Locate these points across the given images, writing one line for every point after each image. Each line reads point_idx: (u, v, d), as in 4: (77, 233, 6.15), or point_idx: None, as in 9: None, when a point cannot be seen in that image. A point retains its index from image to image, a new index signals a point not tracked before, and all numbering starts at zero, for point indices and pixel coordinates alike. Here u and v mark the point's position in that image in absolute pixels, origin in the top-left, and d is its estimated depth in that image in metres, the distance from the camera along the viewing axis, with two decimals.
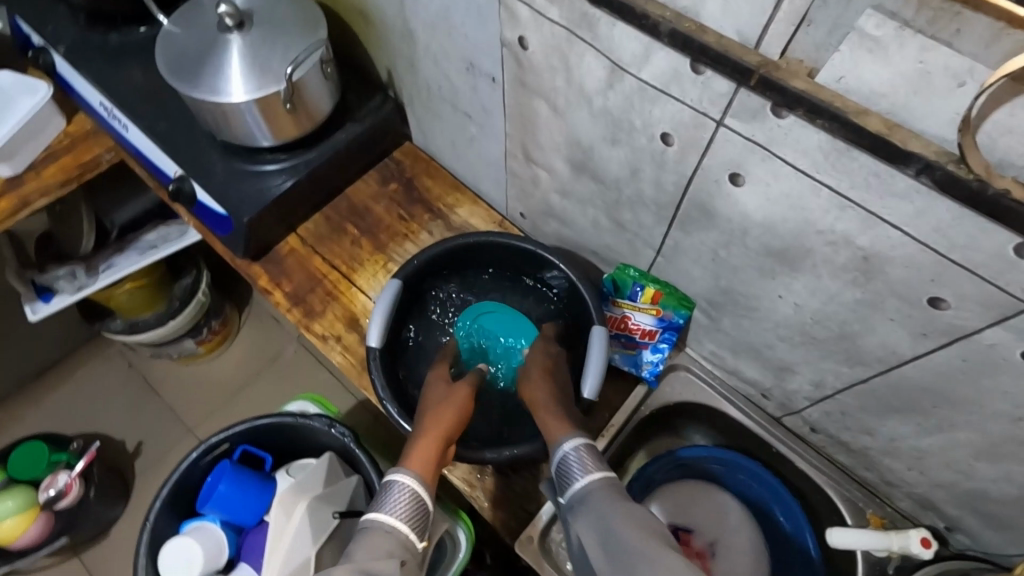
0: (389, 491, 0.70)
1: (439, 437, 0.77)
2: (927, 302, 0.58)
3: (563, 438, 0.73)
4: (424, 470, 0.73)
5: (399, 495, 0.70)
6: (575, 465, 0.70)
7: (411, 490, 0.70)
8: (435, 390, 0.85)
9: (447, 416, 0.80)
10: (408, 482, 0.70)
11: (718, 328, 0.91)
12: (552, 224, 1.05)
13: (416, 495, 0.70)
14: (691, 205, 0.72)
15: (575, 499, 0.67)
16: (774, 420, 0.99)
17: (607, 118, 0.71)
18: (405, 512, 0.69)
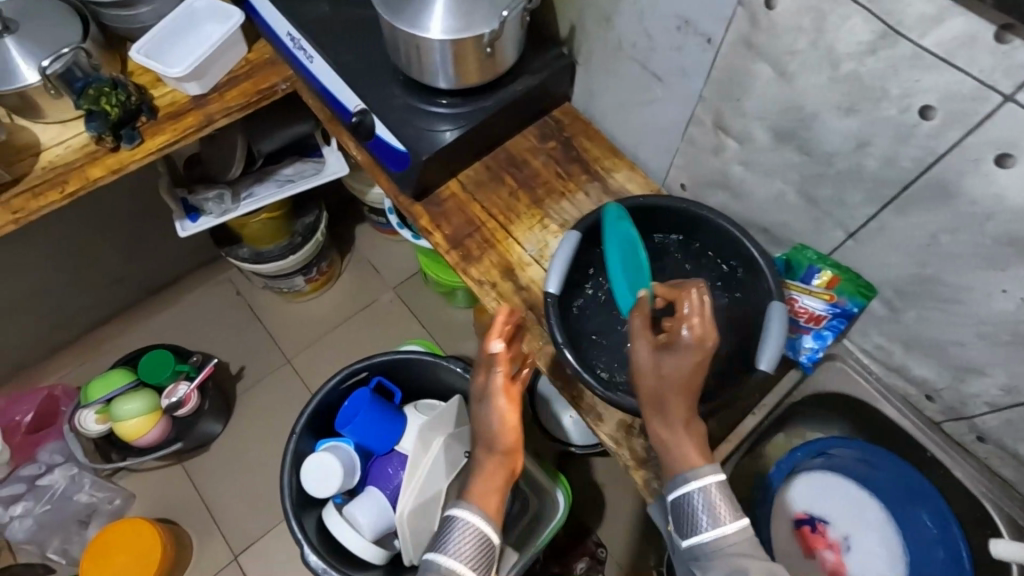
0: (457, 522, 0.78)
1: (503, 467, 0.84)
2: None
3: (688, 472, 0.72)
4: (489, 504, 0.80)
5: (459, 532, 0.77)
6: (703, 513, 0.70)
7: (475, 529, 0.77)
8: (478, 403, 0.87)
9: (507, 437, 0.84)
10: (471, 521, 0.77)
11: (897, 320, 0.89)
12: (720, 197, 1.03)
13: (478, 535, 0.77)
14: (927, 184, 0.71)
15: (703, 549, 0.70)
16: (931, 425, 0.96)
17: (853, 85, 0.70)
18: (462, 551, 0.76)
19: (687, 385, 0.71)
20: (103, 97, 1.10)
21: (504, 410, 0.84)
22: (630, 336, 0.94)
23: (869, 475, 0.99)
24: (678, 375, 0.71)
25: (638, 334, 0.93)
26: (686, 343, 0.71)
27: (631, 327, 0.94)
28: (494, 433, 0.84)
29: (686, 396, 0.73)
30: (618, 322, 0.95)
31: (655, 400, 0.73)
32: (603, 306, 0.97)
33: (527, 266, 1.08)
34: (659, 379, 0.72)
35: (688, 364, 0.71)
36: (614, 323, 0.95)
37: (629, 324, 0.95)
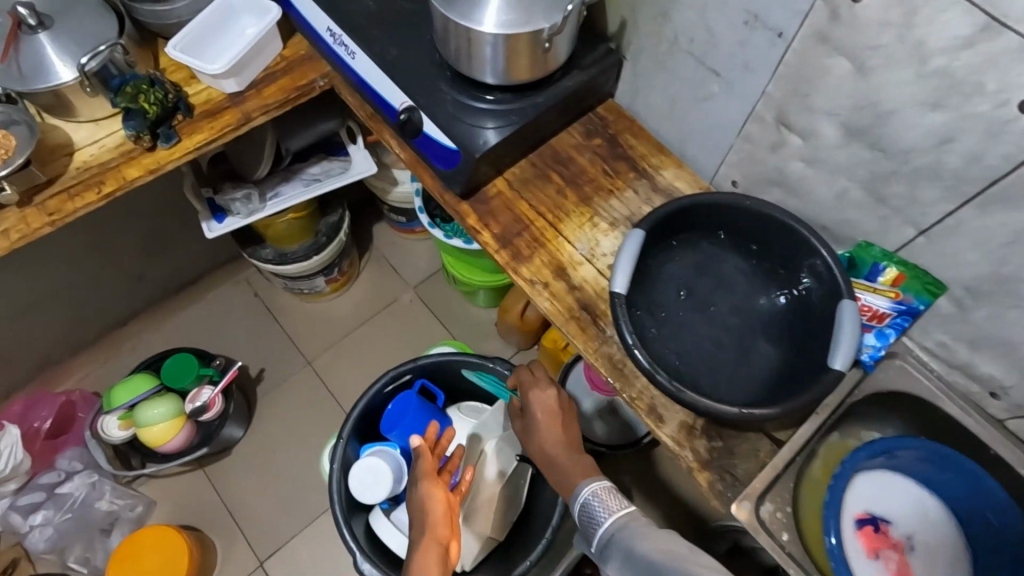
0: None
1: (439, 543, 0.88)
2: None
3: (579, 486, 0.89)
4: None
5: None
6: (598, 508, 0.86)
7: None
8: (424, 500, 0.93)
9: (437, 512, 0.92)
10: None
11: (966, 318, 0.88)
12: (775, 195, 1.02)
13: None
14: (1016, 178, 0.71)
15: (606, 537, 0.82)
16: (992, 421, 0.96)
17: (943, 80, 0.70)
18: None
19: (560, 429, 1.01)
20: (140, 95, 1.07)
21: (432, 489, 0.94)
22: (697, 337, 0.92)
23: (931, 480, 0.98)
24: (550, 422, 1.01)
25: (704, 335, 0.92)
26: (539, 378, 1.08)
27: (698, 327, 0.92)
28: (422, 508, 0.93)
29: (550, 433, 1.01)
30: (685, 322, 0.93)
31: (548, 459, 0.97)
32: (669, 305, 0.94)
33: (579, 266, 1.06)
34: (539, 440, 1.00)
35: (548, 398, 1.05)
36: (681, 323, 0.93)
37: (696, 324, 0.93)
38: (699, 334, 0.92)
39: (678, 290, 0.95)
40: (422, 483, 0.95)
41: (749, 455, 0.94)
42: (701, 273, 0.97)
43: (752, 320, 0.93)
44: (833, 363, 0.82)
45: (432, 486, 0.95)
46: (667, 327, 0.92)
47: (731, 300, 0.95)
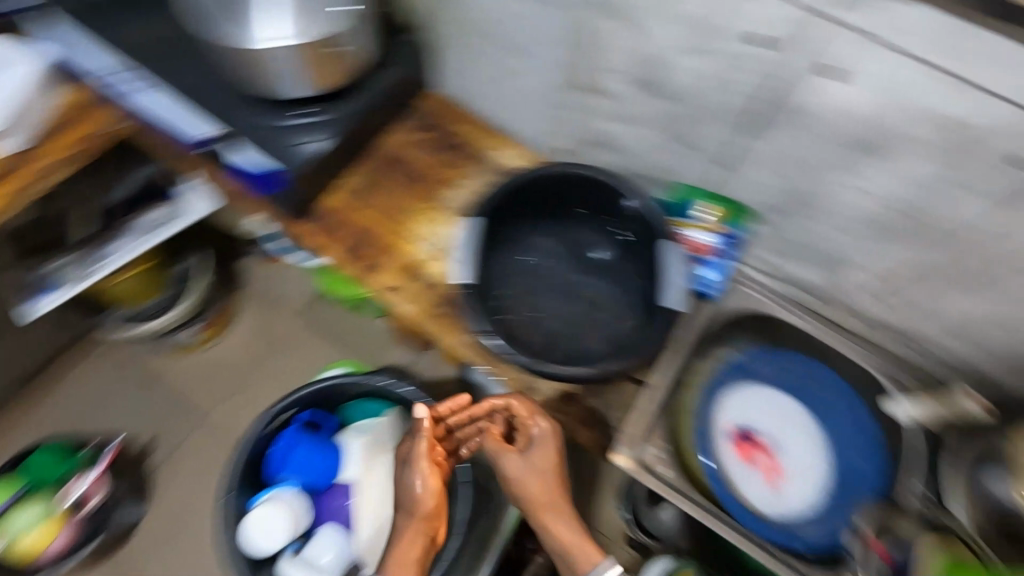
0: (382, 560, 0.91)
1: (423, 544, 0.90)
2: (1013, 167, 0.65)
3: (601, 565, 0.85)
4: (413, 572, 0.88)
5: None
6: None
7: None
8: (511, 462, 0.91)
9: (427, 512, 0.91)
10: None
11: (776, 234, 0.97)
12: (601, 155, 1.06)
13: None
14: (775, 106, 0.77)
15: None
16: (822, 319, 1.07)
17: (693, 27, 0.74)
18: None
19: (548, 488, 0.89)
20: None
21: (425, 479, 0.91)
22: (551, 309, 0.95)
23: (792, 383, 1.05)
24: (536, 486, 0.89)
25: (558, 306, 0.95)
26: (538, 437, 0.91)
27: (552, 300, 0.96)
28: (417, 502, 0.92)
29: (537, 481, 0.90)
30: (538, 296, 0.95)
31: (539, 504, 0.89)
32: (521, 283, 0.96)
33: (432, 262, 1.05)
34: (529, 477, 0.90)
35: (530, 462, 0.91)
36: (534, 298, 0.95)
37: (550, 297, 0.96)
38: (553, 306, 0.95)
39: (528, 268, 0.97)
40: (503, 456, 0.92)
41: (622, 404, 1.01)
42: (547, 247, 1.00)
43: (600, 283, 0.98)
44: (669, 304, 0.89)
45: (529, 454, 0.91)
46: (522, 305, 0.94)
47: (577, 267, 0.98)
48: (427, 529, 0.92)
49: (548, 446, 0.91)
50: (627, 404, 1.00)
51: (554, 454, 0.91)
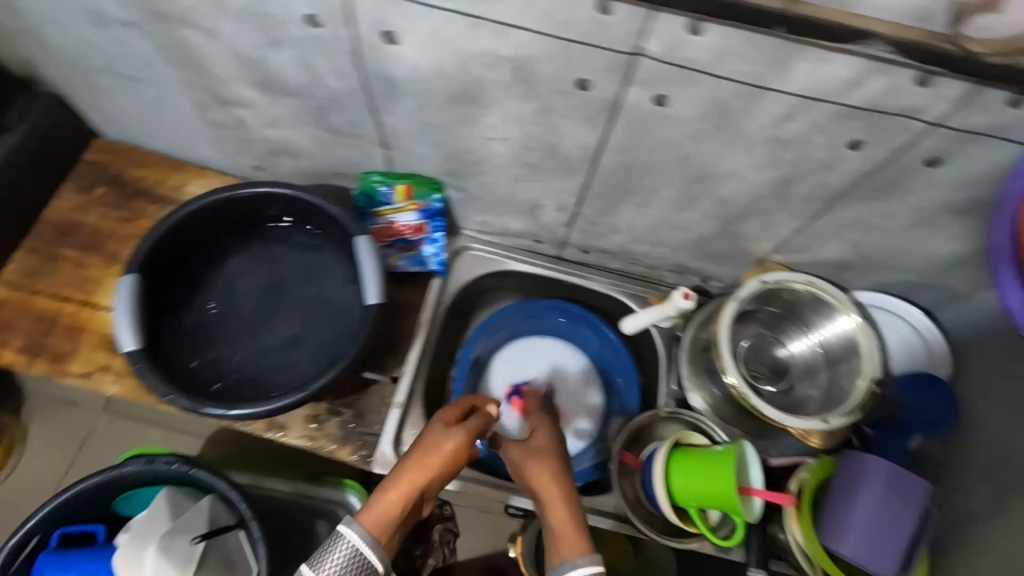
0: (321, 559, 0.60)
1: (414, 491, 0.64)
2: (578, 87, 0.66)
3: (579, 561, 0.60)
4: (381, 529, 0.62)
5: (340, 558, 0.60)
6: None
7: (356, 551, 0.60)
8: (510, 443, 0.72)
9: (430, 478, 0.65)
10: (354, 540, 0.60)
11: (470, 195, 0.97)
12: (285, 162, 1.00)
13: (368, 556, 0.60)
14: (375, 82, 0.73)
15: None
16: (556, 259, 1.10)
17: (253, 20, 0.68)
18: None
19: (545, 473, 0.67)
20: None
21: (456, 436, 0.66)
22: (261, 343, 0.86)
23: (553, 327, 1.12)
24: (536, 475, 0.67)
25: (269, 337, 0.87)
26: (536, 444, 0.71)
27: (260, 333, 0.87)
28: (424, 469, 0.65)
29: (546, 462, 0.68)
30: (245, 334, 0.87)
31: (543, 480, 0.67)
32: (223, 325, 0.87)
33: None
34: (538, 454, 0.69)
35: (546, 441, 0.72)
36: (240, 338, 0.86)
37: (259, 330, 0.87)
38: (264, 339, 0.86)
39: (230, 305, 0.88)
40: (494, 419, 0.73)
41: (379, 407, 0.97)
42: (247, 276, 0.90)
43: (312, 296, 0.89)
44: (369, 300, 0.85)
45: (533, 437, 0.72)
46: (229, 350, 0.85)
47: (285, 287, 0.90)
48: (413, 489, 0.64)
49: (547, 431, 0.74)
50: (385, 405, 0.97)
51: (557, 440, 0.73)
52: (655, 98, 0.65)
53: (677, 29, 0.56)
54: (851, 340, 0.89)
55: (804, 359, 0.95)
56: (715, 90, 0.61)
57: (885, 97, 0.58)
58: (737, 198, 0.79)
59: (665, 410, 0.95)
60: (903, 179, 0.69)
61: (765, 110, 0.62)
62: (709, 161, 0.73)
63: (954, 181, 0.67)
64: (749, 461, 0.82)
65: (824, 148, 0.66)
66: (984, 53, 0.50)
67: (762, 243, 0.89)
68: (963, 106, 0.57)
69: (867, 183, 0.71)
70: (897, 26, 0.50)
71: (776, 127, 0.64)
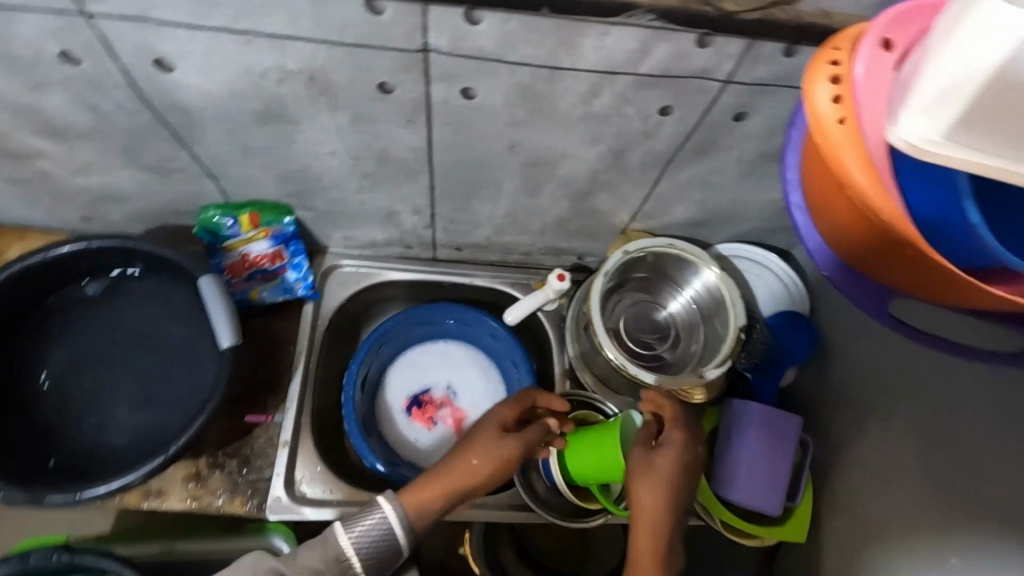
0: (353, 519, 0.70)
1: (460, 486, 0.75)
2: (380, 91, 0.63)
3: None
4: (419, 514, 0.71)
5: (371, 523, 0.70)
6: None
7: (385, 522, 0.70)
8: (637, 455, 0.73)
9: (472, 478, 0.75)
10: (392, 511, 0.70)
11: (323, 212, 0.92)
12: (113, 209, 0.91)
13: (396, 530, 0.70)
14: (169, 113, 0.68)
15: None
16: (433, 261, 1.07)
17: (4, 64, 0.61)
18: (369, 540, 0.69)
19: (657, 518, 0.70)
20: None
21: (511, 440, 0.77)
22: (115, 410, 0.81)
23: (441, 329, 1.09)
24: (647, 505, 0.70)
25: (124, 401, 0.81)
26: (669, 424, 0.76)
27: (114, 399, 0.81)
28: (466, 470, 0.75)
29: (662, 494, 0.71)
30: (96, 405, 0.81)
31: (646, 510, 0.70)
32: (69, 401, 0.81)
33: None
34: (653, 466, 0.72)
35: (669, 466, 0.72)
36: (92, 411, 0.81)
37: (110, 397, 0.81)
38: (118, 405, 0.81)
39: (71, 378, 0.82)
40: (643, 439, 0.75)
41: (265, 449, 0.91)
42: (85, 342, 0.84)
43: (164, 347, 0.84)
44: (222, 343, 0.79)
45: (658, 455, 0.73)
46: (82, 427, 0.80)
47: (131, 344, 0.84)
48: (455, 485, 0.74)
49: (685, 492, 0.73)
50: (273, 445, 0.91)
51: (683, 466, 0.73)
52: (462, 91, 0.63)
53: (454, 20, 0.54)
54: (716, 294, 0.91)
55: (682, 316, 0.98)
56: (514, 76, 0.60)
57: (673, 62, 0.58)
58: (578, 176, 0.79)
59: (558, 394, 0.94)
60: (719, 136, 0.71)
61: (569, 88, 0.62)
62: (538, 145, 0.72)
63: (764, 131, 0.70)
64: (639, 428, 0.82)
65: (638, 118, 0.67)
66: (735, 9, 0.53)
67: (619, 214, 0.90)
68: (745, 61, 0.59)
69: (689, 145, 0.73)
70: None
71: (586, 104, 0.64)
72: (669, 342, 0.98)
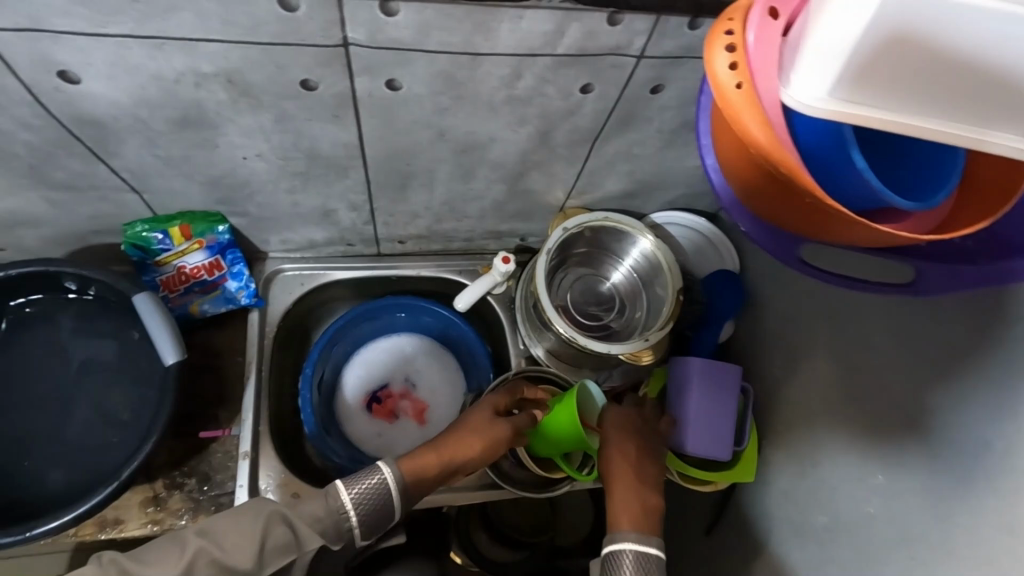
0: (355, 479, 0.71)
1: (449, 457, 0.79)
2: (302, 89, 0.62)
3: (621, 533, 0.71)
4: (413, 474, 0.75)
5: (371, 482, 0.72)
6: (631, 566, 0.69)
7: (384, 481, 0.72)
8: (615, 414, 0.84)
9: (466, 454, 0.80)
10: (392, 470, 0.73)
11: (256, 217, 0.90)
12: (25, 234, 0.86)
13: (392, 492, 0.72)
14: (78, 128, 0.64)
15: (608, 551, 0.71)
16: (376, 257, 1.06)
17: None
18: (366, 498, 0.70)
19: (637, 476, 0.78)
20: None
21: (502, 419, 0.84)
22: (54, 440, 0.78)
23: (393, 323, 1.10)
24: (620, 458, 0.78)
25: (63, 431, 0.78)
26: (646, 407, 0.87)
27: (51, 429, 0.78)
28: (461, 447, 0.81)
29: (625, 456, 0.79)
30: (32, 438, 0.77)
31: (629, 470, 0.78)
32: (1, 436, 0.77)
33: None
34: (628, 432, 0.81)
35: (637, 427, 0.83)
36: (28, 444, 0.77)
37: (47, 428, 0.78)
38: (57, 436, 0.78)
39: (2, 413, 0.78)
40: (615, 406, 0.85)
41: (225, 464, 0.90)
42: (14, 373, 0.80)
43: (100, 370, 0.81)
44: (166, 360, 0.77)
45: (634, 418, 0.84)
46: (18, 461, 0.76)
47: (65, 371, 0.81)
48: (450, 460, 0.79)
49: (651, 443, 0.82)
50: (231, 457, 0.90)
51: (641, 426, 0.83)
52: (385, 83, 0.63)
53: (369, 12, 0.54)
54: (653, 261, 0.96)
55: (625, 285, 1.02)
56: (436, 65, 0.61)
57: (589, 41, 0.61)
58: (511, 159, 0.81)
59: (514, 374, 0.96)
60: (640, 109, 0.74)
61: (491, 73, 0.63)
62: (469, 131, 0.73)
63: (681, 101, 0.74)
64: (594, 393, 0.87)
65: (561, 98, 0.69)
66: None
67: (554, 193, 0.93)
68: (654, 36, 0.62)
69: (613, 120, 0.76)
70: None
71: (509, 88, 0.66)
72: (615, 311, 1.02)
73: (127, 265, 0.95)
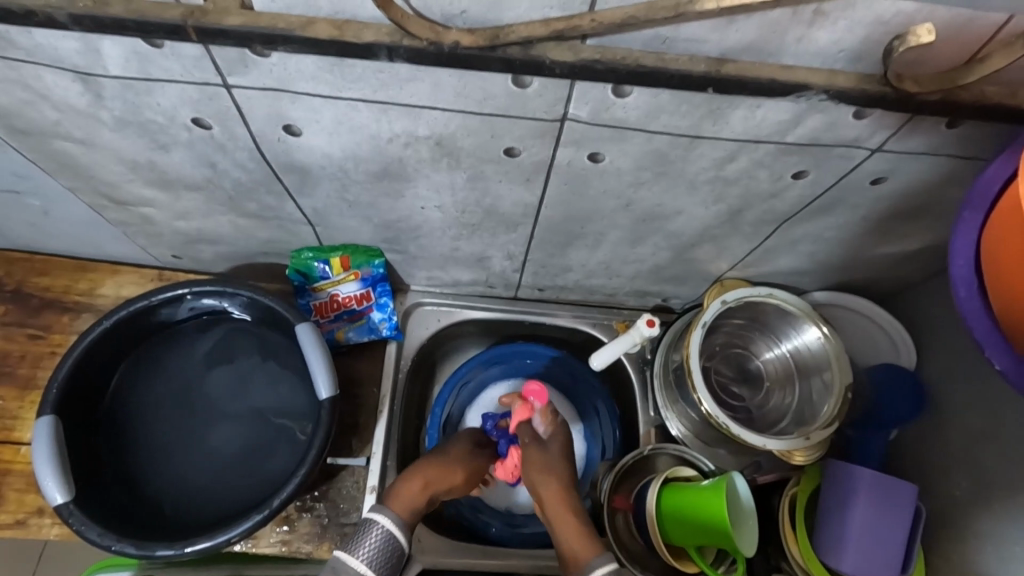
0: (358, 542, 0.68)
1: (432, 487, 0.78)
2: (505, 155, 0.61)
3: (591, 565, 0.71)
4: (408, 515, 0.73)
5: (374, 539, 0.69)
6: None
7: (389, 529, 0.69)
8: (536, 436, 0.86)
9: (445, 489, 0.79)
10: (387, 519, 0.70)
11: (412, 256, 0.90)
12: (207, 250, 0.91)
13: (398, 537, 0.70)
14: (282, 170, 0.66)
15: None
16: (513, 300, 1.03)
17: (135, 126, 0.61)
18: (378, 555, 0.68)
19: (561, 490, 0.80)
20: None
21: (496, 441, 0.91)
22: (207, 455, 0.81)
23: (518, 369, 1.05)
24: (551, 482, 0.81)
25: (214, 447, 0.82)
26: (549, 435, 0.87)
27: (202, 446, 0.82)
28: (441, 477, 0.79)
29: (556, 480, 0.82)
30: (189, 448, 0.82)
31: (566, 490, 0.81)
32: (162, 444, 0.82)
33: None
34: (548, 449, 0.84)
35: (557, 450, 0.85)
36: (183, 454, 0.81)
37: (199, 441, 0.82)
38: (208, 453, 0.81)
39: (163, 422, 0.83)
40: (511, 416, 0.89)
41: (351, 493, 0.89)
42: (177, 385, 0.85)
43: (255, 391, 0.85)
44: (321, 395, 0.78)
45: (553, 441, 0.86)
46: (175, 469, 0.80)
47: (223, 387, 0.85)
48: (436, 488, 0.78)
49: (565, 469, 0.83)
50: (361, 488, 0.90)
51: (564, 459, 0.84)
52: (590, 155, 0.61)
53: (601, 93, 0.52)
54: (818, 349, 0.87)
55: (777, 367, 0.93)
56: (648, 143, 0.58)
57: (825, 132, 0.56)
58: (688, 232, 0.76)
59: (647, 447, 0.92)
60: (851, 197, 0.67)
61: (704, 155, 0.60)
62: (657, 203, 0.69)
63: (901, 192, 0.66)
64: (742, 490, 0.77)
65: (769, 181, 0.64)
66: (915, 91, 0.47)
67: (718, 263, 0.86)
68: (901, 131, 0.56)
69: (816, 204, 0.69)
70: (828, 72, 0.48)
71: (718, 169, 0.62)
72: (762, 394, 0.94)
73: (284, 284, 0.99)
